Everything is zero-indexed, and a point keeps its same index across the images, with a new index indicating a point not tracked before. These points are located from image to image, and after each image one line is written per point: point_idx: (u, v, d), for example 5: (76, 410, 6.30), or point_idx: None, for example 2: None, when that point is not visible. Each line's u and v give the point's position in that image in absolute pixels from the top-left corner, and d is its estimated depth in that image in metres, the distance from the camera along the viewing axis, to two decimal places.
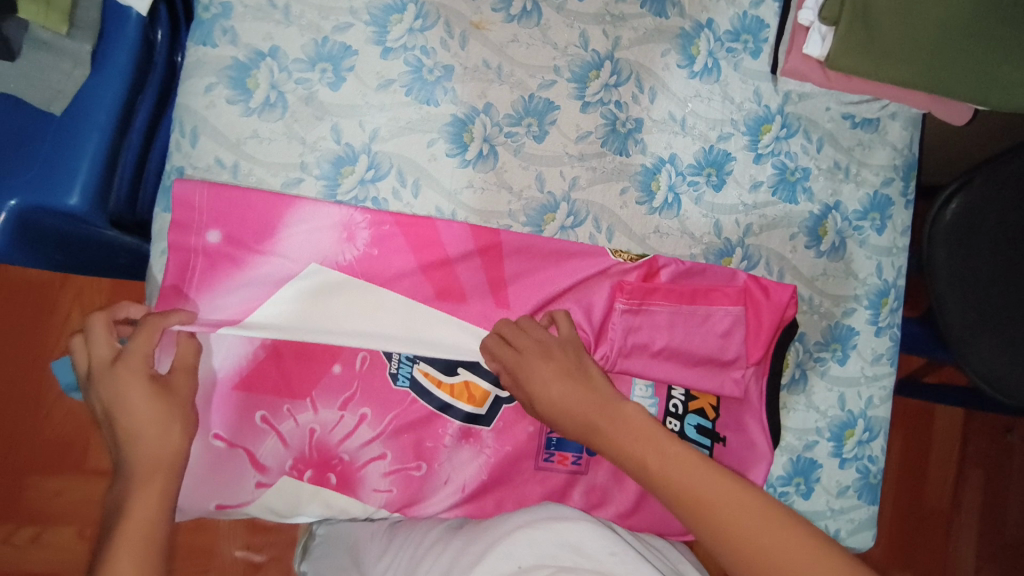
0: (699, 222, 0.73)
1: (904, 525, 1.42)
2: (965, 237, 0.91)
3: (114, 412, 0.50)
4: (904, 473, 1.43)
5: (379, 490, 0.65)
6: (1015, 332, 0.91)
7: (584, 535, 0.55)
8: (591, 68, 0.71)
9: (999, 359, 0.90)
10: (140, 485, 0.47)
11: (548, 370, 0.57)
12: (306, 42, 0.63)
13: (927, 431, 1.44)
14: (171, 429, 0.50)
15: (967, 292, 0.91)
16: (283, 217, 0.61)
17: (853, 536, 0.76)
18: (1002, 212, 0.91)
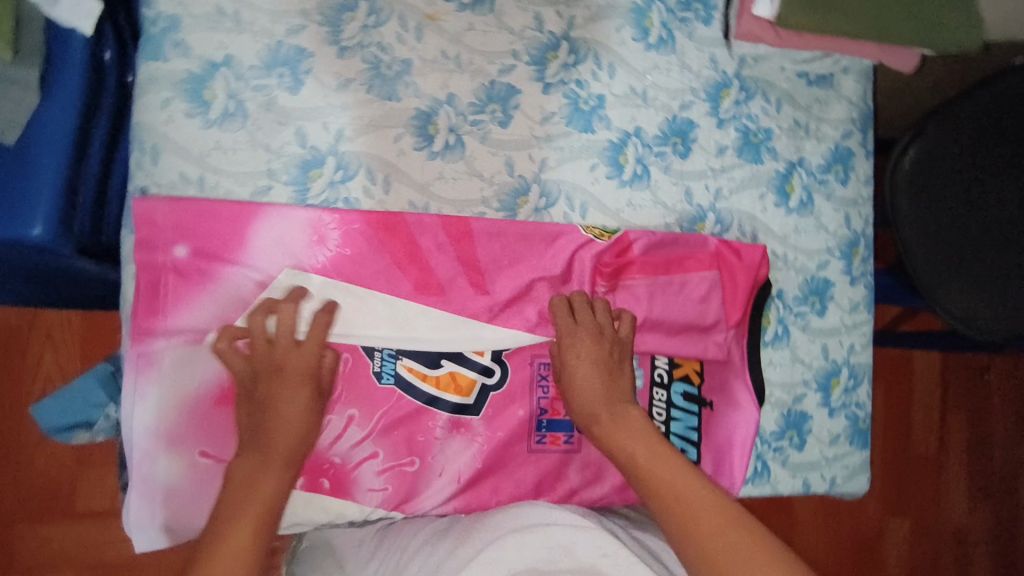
0: (671, 190, 0.74)
1: (892, 473, 1.46)
2: (924, 184, 0.95)
3: (269, 406, 0.58)
4: (889, 422, 1.47)
5: (374, 490, 0.65)
6: (981, 272, 0.94)
7: (573, 535, 0.58)
8: (548, 49, 0.71)
9: (972, 296, 0.94)
10: (275, 472, 0.56)
11: (586, 353, 0.65)
12: (260, 48, 0.63)
13: (908, 378, 1.48)
14: (312, 428, 0.59)
15: (933, 235, 0.95)
16: (252, 226, 0.61)
17: (852, 481, 0.78)
18: (956, 158, 0.94)
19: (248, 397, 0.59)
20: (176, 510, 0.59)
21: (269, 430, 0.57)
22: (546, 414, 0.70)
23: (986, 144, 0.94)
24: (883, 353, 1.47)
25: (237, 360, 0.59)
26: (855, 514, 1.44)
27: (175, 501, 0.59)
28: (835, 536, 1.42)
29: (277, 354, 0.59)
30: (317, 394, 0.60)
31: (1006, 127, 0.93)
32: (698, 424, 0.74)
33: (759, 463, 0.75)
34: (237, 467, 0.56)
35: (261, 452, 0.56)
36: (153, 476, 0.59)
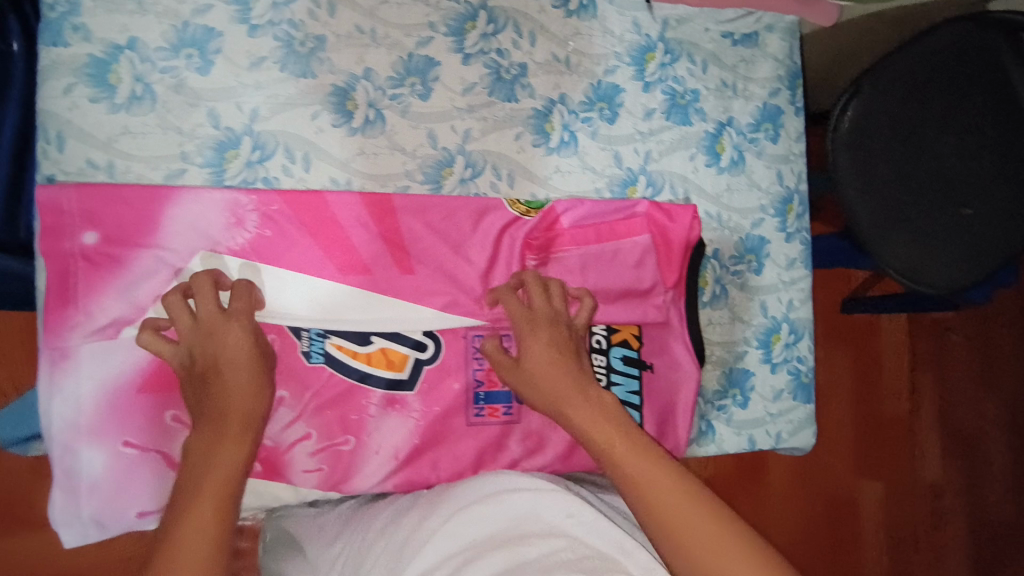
0: (599, 155, 0.74)
1: (862, 437, 1.46)
2: (863, 142, 0.91)
3: (215, 378, 0.56)
4: (857, 385, 1.46)
5: (309, 471, 0.65)
6: (926, 225, 0.90)
7: (537, 502, 0.57)
8: (466, 20, 0.70)
9: (911, 250, 0.91)
10: (230, 443, 0.54)
11: (546, 334, 0.64)
12: (165, 29, 0.61)
13: (874, 342, 1.47)
14: (261, 396, 0.57)
15: (874, 194, 0.91)
16: (163, 210, 0.61)
17: (795, 437, 0.79)
18: (894, 111, 0.90)
19: (193, 379, 0.57)
20: (103, 501, 0.60)
21: (213, 407, 0.55)
22: (483, 386, 0.69)
23: (923, 94, 0.89)
24: (848, 319, 1.47)
25: (166, 350, 0.57)
26: (828, 479, 1.43)
27: (101, 492, 0.60)
28: (808, 502, 1.42)
29: (211, 325, 0.57)
30: (257, 353, 0.58)
31: (943, 74, 0.88)
32: (639, 388, 0.73)
33: (703, 424, 0.76)
34: (194, 444, 0.54)
35: (215, 424, 0.54)
36: (75, 469, 0.59)
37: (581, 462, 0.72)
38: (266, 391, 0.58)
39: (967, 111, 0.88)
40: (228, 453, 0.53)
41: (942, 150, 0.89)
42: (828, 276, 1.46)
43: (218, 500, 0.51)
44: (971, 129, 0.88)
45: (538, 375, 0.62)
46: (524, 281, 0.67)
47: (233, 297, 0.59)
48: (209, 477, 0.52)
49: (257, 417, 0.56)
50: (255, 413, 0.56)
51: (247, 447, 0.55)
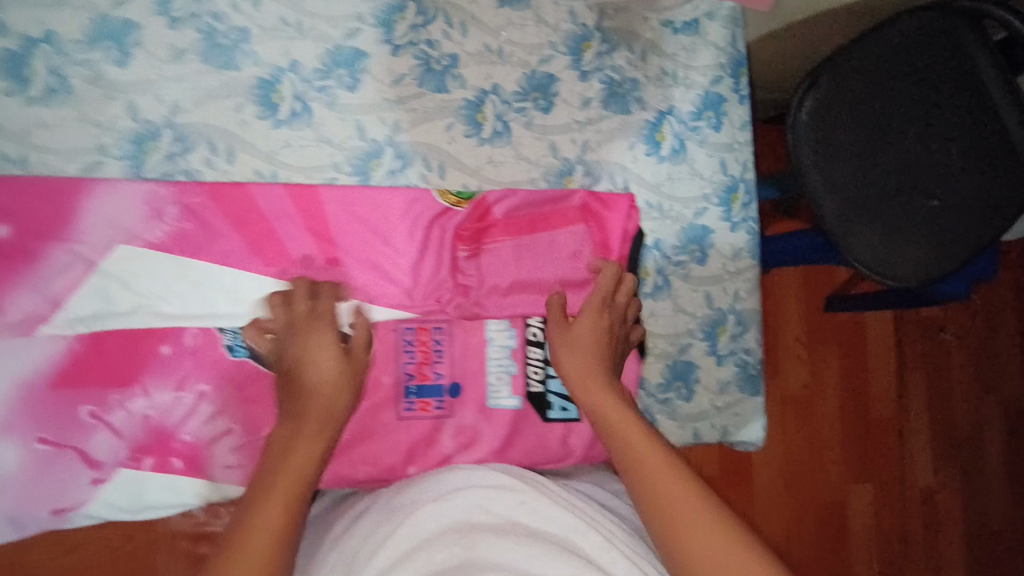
0: (534, 145, 0.73)
1: (852, 440, 1.39)
2: (827, 134, 0.87)
3: (300, 376, 0.59)
4: (844, 385, 1.39)
5: (230, 467, 0.65)
6: (892, 216, 0.86)
7: (487, 492, 0.55)
8: (394, 11, 0.69)
9: (880, 244, 0.86)
10: (310, 436, 0.56)
11: (586, 325, 0.66)
12: (82, 22, 0.61)
13: (862, 341, 1.41)
14: (342, 393, 0.59)
15: (837, 187, 0.87)
16: (79, 203, 0.61)
17: (744, 429, 0.78)
18: (859, 100, 0.85)
19: (282, 380, 0.60)
20: (15, 496, 0.60)
21: (301, 399, 0.58)
22: (414, 380, 0.69)
23: (893, 82, 0.83)
24: (834, 319, 1.40)
25: (271, 352, 0.62)
26: (819, 484, 1.36)
27: (15, 487, 0.60)
28: (798, 506, 1.34)
29: (297, 327, 0.61)
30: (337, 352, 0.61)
31: (923, 60, 0.81)
32: None
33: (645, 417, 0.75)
34: (277, 436, 0.57)
35: (295, 422, 0.57)
36: None
37: (516, 456, 0.71)
38: (351, 389, 0.60)
39: (929, 100, 0.82)
40: (304, 447, 0.55)
41: (913, 138, 0.83)
42: (809, 272, 1.39)
43: (286, 497, 0.50)
44: (935, 118, 0.82)
45: (589, 387, 0.63)
46: (606, 272, 0.69)
47: (323, 298, 0.64)
48: (282, 473, 0.53)
49: (340, 413, 0.59)
50: (338, 410, 0.59)
51: (324, 443, 0.56)
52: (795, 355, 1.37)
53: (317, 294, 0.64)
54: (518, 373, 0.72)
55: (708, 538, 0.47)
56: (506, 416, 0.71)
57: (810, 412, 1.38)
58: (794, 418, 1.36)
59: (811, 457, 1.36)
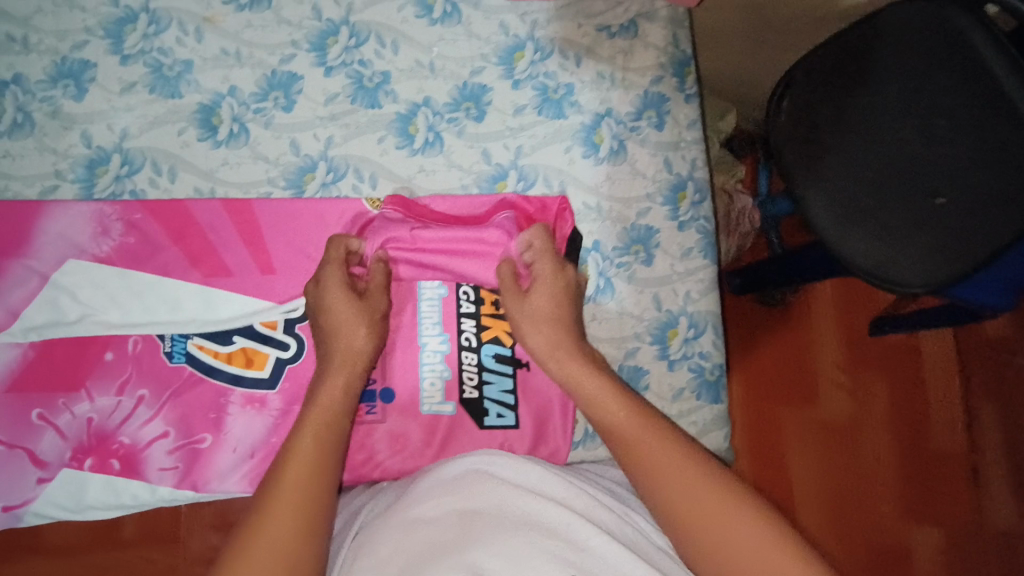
0: (465, 153, 0.74)
1: (914, 478, 1.26)
2: (807, 136, 0.87)
3: (328, 320, 0.65)
4: (896, 415, 1.29)
5: (165, 469, 0.67)
6: (887, 218, 0.82)
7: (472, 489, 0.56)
8: (327, 36, 0.73)
9: (880, 248, 0.82)
10: (340, 370, 0.62)
11: (547, 291, 0.68)
12: (46, 64, 0.69)
13: (916, 371, 1.31)
14: (358, 329, 0.64)
15: (822, 187, 0.85)
16: (36, 223, 0.67)
17: (705, 438, 0.74)
18: (840, 101, 0.85)
19: (318, 323, 0.66)
20: None
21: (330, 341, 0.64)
22: None
23: (870, 83, 0.83)
24: (879, 343, 1.32)
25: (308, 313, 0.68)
26: (874, 525, 1.24)
27: None
28: (852, 548, 1.23)
29: (320, 277, 0.67)
30: (353, 292, 0.66)
31: (892, 62, 0.82)
32: (513, 386, 0.72)
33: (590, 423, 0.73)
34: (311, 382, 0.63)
35: (325, 365, 0.63)
36: None
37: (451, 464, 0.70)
38: (369, 322, 0.65)
39: (923, 91, 0.80)
40: (329, 392, 0.61)
41: (899, 138, 0.82)
42: (849, 292, 1.33)
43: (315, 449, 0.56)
44: (928, 114, 0.80)
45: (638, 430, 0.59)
46: (534, 235, 0.71)
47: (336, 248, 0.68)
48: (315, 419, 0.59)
49: (369, 345, 0.64)
50: (365, 343, 0.64)
51: (350, 383, 0.62)
52: (836, 381, 1.30)
53: (335, 246, 0.68)
54: (452, 379, 0.71)
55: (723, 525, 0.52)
56: (441, 423, 0.70)
57: (856, 449, 1.27)
58: (839, 449, 1.27)
59: (861, 493, 1.25)
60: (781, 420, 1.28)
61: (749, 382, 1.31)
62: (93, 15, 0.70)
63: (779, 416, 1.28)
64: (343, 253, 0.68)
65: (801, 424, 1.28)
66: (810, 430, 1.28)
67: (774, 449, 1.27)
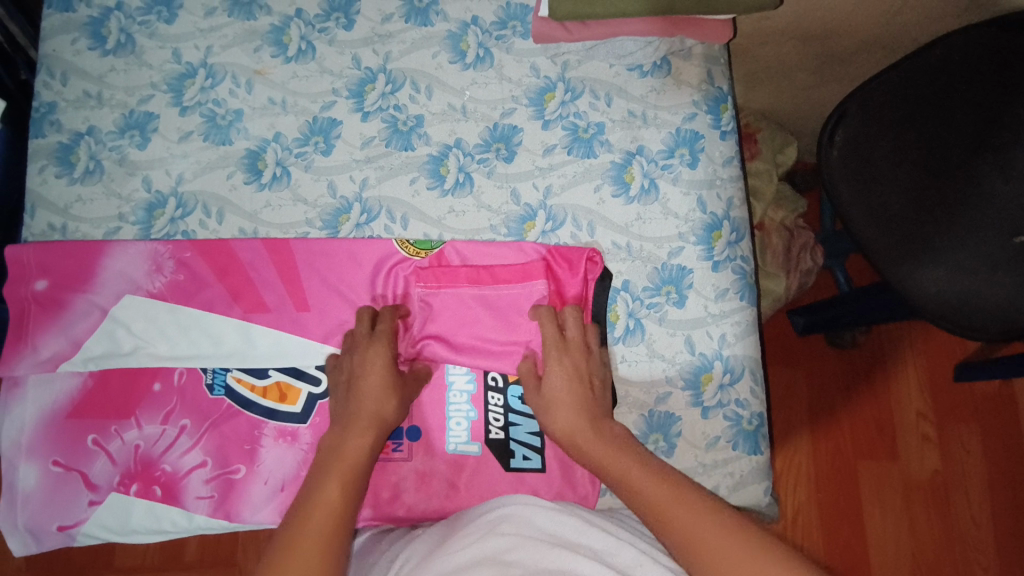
0: (495, 193, 0.75)
1: (1013, 543, 1.16)
2: (864, 172, 0.83)
3: (351, 384, 0.65)
4: (991, 471, 1.19)
5: (202, 498, 0.68)
6: (962, 259, 0.79)
7: (507, 541, 0.55)
8: (365, 83, 0.78)
9: (957, 291, 0.78)
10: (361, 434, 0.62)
11: (566, 371, 0.65)
12: (117, 117, 0.76)
13: (1012, 424, 1.21)
14: (389, 400, 0.64)
15: (884, 228, 0.82)
16: (100, 261, 0.72)
17: (741, 491, 0.68)
18: (896, 136, 0.82)
19: (339, 384, 0.67)
20: (29, 513, 0.67)
21: (354, 408, 0.63)
22: None
23: (936, 112, 0.80)
24: (967, 391, 1.23)
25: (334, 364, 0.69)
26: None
27: (30, 505, 0.68)
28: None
29: (360, 340, 0.68)
30: (392, 365, 0.66)
31: (956, 88, 0.79)
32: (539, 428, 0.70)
33: None
34: (325, 442, 0.63)
35: (348, 428, 0.63)
36: (16, 482, 0.68)
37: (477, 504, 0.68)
38: (397, 397, 0.65)
39: (998, 121, 0.78)
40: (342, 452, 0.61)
41: (970, 175, 0.80)
42: (928, 341, 1.25)
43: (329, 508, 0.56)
44: (1005, 145, 0.78)
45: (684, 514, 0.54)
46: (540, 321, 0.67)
47: (381, 318, 0.69)
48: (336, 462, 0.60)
49: (395, 416, 0.64)
50: (394, 413, 0.64)
51: (374, 447, 0.62)
52: (921, 432, 1.21)
53: (380, 314, 0.69)
54: (478, 419, 0.70)
55: None
56: (466, 463, 0.69)
57: (946, 510, 1.18)
58: (925, 510, 1.18)
59: (950, 558, 1.16)
60: (858, 476, 1.20)
61: (823, 434, 1.22)
62: (158, 72, 0.78)
63: (857, 471, 1.20)
64: (393, 324, 0.69)
65: (880, 480, 1.20)
66: (891, 487, 1.19)
67: (851, 507, 1.18)
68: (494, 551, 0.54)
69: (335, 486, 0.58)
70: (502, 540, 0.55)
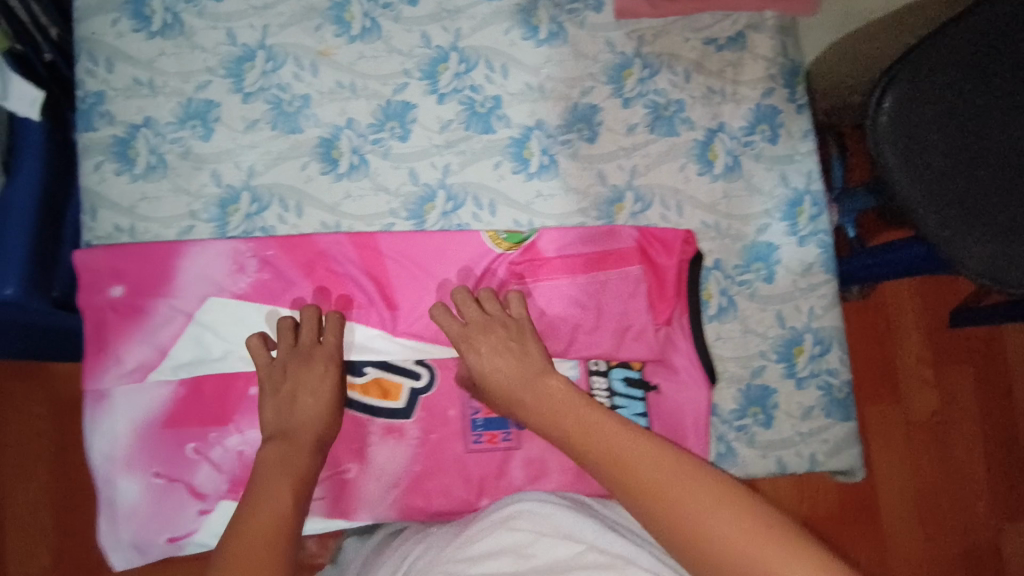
0: (582, 175, 0.74)
1: (1000, 470, 1.29)
2: (915, 136, 0.73)
3: (299, 400, 0.63)
4: (977, 405, 1.30)
5: (315, 499, 0.68)
6: (1019, 223, 0.71)
7: (521, 534, 0.56)
8: (437, 63, 0.74)
9: (1019, 257, 0.71)
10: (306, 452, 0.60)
11: (488, 345, 0.66)
12: (174, 106, 0.71)
13: (1000, 363, 1.31)
14: (333, 421, 0.64)
15: (940, 195, 0.72)
16: (176, 264, 0.68)
17: (836, 456, 0.73)
18: (943, 96, 0.73)
19: (278, 394, 0.64)
20: (135, 527, 0.66)
21: (292, 418, 0.62)
22: (480, 413, 0.71)
23: (994, 69, 0.73)
24: (961, 335, 1.32)
25: (266, 366, 0.66)
26: (959, 518, 1.27)
27: (135, 520, 0.66)
28: (939, 544, 1.26)
29: (300, 353, 0.66)
30: (338, 387, 0.66)
31: (1010, 44, 0.72)
32: (645, 409, 0.71)
33: (721, 445, 0.72)
34: (266, 456, 0.59)
35: (292, 445, 0.60)
36: (116, 497, 0.66)
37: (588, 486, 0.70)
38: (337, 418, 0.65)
39: None
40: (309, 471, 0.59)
41: None
42: (925, 289, 1.32)
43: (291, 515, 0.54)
44: None
45: (698, 507, 0.48)
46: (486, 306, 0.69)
47: (328, 330, 0.68)
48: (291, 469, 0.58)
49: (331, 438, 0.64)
50: (331, 434, 0.64)
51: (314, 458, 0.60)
52: (919, 376, 1.29)
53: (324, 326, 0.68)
54: None
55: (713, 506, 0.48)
56: None
57: (944, 446, 1.28)
58: (929, 448, 1.28)
59: (951, 492, 1.27)
60: (869, 420, 1.28)
61: None
62: (213, 55, 0.72)
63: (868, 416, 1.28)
64: (336, 339, 0.68)
65: (886, 422, 1.28)
66: (897, 428, 1.28)
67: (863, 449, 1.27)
68: (511, 544, 0.55)
69: (287, 491, 0.56)
70: (517, 533, 0.56)
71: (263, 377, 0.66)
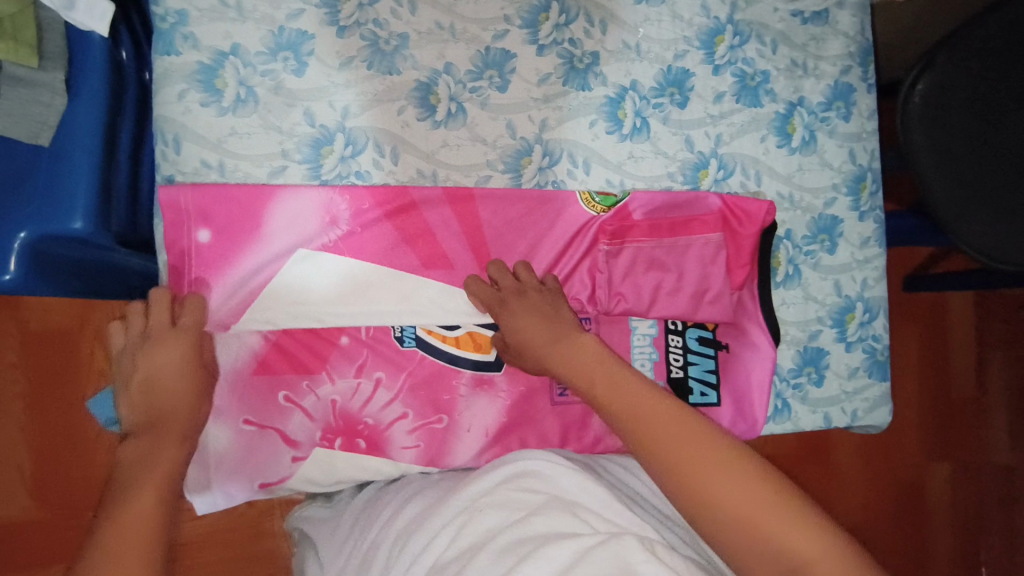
0: (671, 140, 0.76)
1: (934, 416, 1.37)
2: (940, 117, 0.84)
3: (160, 386, 0.59)
4: (924, 365, 1.38)
5: (407, 447, 0.71)
6: (1009, 203, 0.85)
7: (528, 498, 0.55)
8: (539, 11, 0.72)
9: (1000, 233, 0.85)
10: (174, 443, 0.55)
11: (523, 308, 0.65)
12: (264, 34, 0.66)
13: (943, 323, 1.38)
14: (200, 407, 0.60)
15: (951, 173, 0.85)
16: (267, 208, 0.65)
17: (872, 414, 0.81)
18: (971, 86, 0.84)
19: (130, 389, 0.59)
20: (226, 473, 0.67)
21: (153, 406, 0.58)
22: None
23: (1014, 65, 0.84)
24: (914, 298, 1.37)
25: (121, 349, 0.63)
26: (896, 458, 1.36)
27: (226, 466, 0.66)
28: (877, 482, 1.35)
29: (149, 337, 0.61)
30: (198, 366, 0.62)
31: None
32: (715, 366, 0.78)
33: (779, 401, 0.78)
34: (127, 455, 0.53)
35: (160, 436, 0.55)
36: (205, 446, 0.66)
37: None
38: (202, 401, 0.61)
39: None
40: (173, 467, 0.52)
41: None
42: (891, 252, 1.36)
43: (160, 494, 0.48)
44: None
45: (705, 473, 0.45)
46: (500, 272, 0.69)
47: (184, 309, 0.63)
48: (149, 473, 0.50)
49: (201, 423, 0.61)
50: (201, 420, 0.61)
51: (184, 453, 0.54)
52: None
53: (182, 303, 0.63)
54: (660, 360, 0.77)
55: (720, 472, 0.45)
56: None
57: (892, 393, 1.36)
58: None
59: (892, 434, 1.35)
60: None
61: None
62: None
63: None
64: (197, 318, 0.63)
65: None
66: None
67: None
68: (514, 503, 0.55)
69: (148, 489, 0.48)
70: (516, 494, 0.55)
71: (117, 364, 0.62)
